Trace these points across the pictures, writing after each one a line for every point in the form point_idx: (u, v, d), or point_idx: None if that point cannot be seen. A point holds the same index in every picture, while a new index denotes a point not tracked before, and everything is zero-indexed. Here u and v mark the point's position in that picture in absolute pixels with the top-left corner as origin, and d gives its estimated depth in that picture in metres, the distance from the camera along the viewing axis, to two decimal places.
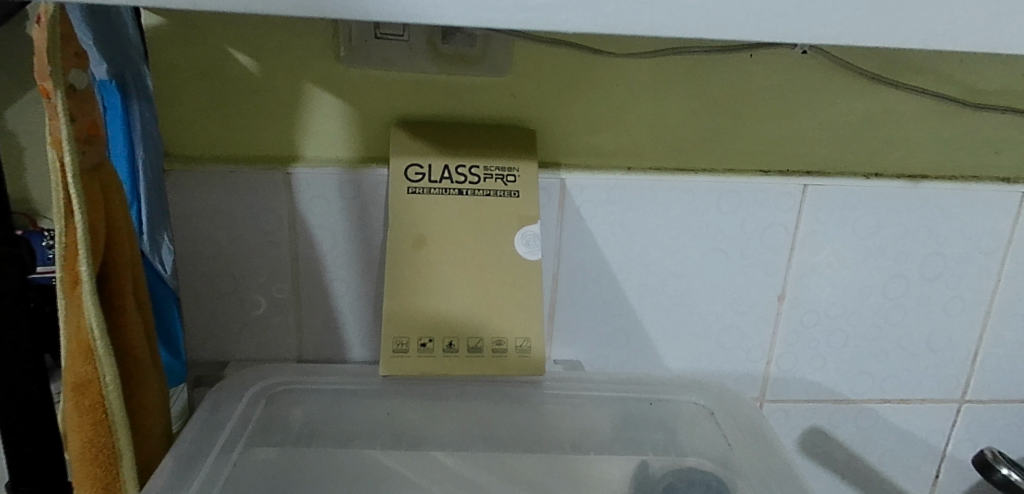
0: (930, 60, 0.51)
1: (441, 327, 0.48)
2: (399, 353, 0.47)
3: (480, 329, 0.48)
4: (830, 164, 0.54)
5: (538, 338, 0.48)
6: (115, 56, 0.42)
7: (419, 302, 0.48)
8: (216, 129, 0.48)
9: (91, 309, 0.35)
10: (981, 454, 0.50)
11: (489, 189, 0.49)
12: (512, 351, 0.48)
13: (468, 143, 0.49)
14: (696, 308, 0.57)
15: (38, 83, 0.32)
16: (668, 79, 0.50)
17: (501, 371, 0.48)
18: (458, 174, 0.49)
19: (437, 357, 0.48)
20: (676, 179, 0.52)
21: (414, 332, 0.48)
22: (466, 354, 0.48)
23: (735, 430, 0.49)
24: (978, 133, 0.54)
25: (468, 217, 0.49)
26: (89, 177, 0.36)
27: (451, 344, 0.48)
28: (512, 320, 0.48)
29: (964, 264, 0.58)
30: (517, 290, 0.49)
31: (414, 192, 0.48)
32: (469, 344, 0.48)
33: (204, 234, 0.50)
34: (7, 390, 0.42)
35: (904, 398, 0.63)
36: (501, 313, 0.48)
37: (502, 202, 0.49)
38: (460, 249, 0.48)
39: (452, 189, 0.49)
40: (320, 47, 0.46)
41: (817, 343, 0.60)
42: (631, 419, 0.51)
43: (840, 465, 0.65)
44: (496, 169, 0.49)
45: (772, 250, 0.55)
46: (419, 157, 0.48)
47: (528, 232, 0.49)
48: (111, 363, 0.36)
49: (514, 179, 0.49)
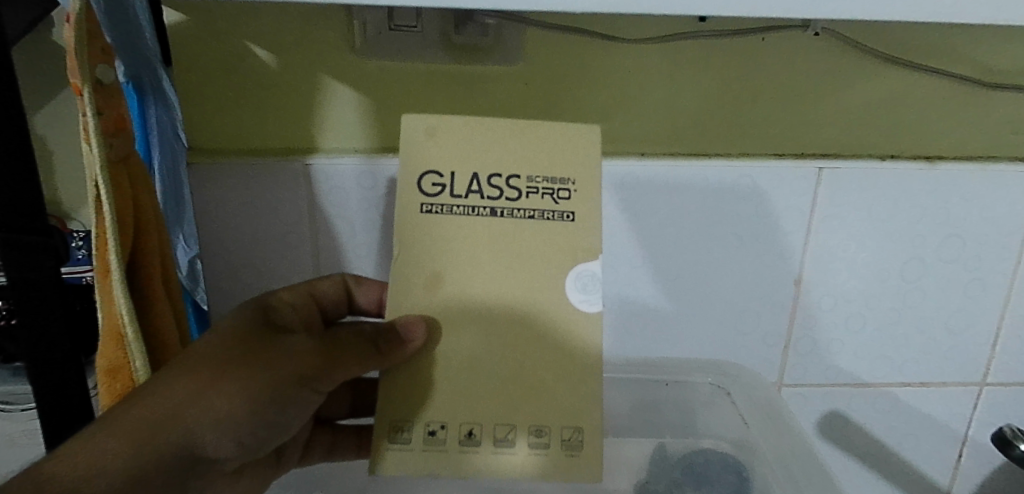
0: (945, 41, 0.51)
1: (460, 410, 0.35)
2: (398, 445, 0.35)
3: (512, 414, 0.35)
4: (844, 148, 0.54)
5: (595, 429, 0.35)
6: (133, 58, 0.41)
7: (427, 370, 0.35)
8: (233, 122, 0.50)
9: (122, 299, 0.36)
10: (999, 430, 0.43)
11: (534, 208, 0.34)
12: (556, 446, 0.35)
13: (508, 140, 0.34)
14: (712, 295, 0.58)
15: (70, 80, 0.34)
16: (681, 65, 0.50)
17: (546, 475, 0.35)
18: (491, 186, 0.34)
19: (448, 452, 0.35)
20: (691, 163, 0.53)
21: (421, 415, 0.35)
22: (491, 448, 0.35)
23: (751, 408, 0.49)
24: (993, 114, 0.54)
25: (504, 246, 0.34)
26: (118, 169, 0.37)
27: (471, 433, 0.35)
28: (556, 403, 0.35)
29: (983, 247, 0.57)
30: (571, 363, 0.35)
31: (431, 210, 0.34)
32: (496, 435, 0.35)
33: (227, 226, 0.52)
34: (55, 388, 0.41)
35: (923, 381, 0.62)
36: (537, 393, 0.35)
37: (550, 229, 0.34)
38: (486, 298, 0.34)
39: (482, 206, 0.34)
40: (335, 40, 0.48)
41: (835, 326, 0.60)
42: (649, 401, 0.52)
43: (861, 449, 0.65)
44: (545, 182, 0.34)
45: (788, 233, 0.55)
46: (440, 162, 0.34)
47: (585, 271, 0.34)
48: (140, 350, 0.38)
49: (567, 195, 0.34)
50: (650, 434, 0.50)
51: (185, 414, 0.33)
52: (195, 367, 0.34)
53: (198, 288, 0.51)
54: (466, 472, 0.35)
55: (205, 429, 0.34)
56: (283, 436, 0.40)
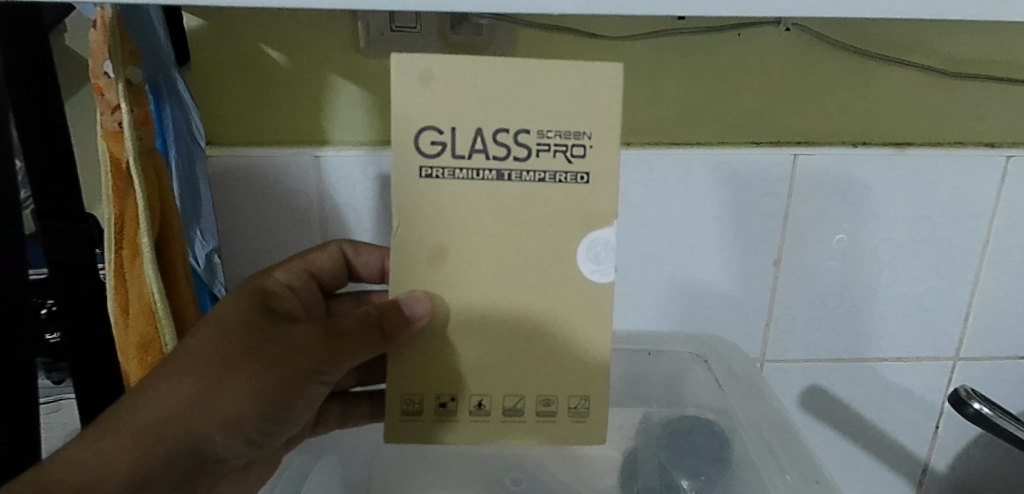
0: (910, 34, 0.55)
1: (471, 384, 0.38)
2: (411, 416, 0.38)
3: (522, 386, 0.38)
4: (818, 135, 0.58)
5: (602, 399, 0.38)
6: (151, 63, 0.44)
7: (438, 349, 0.37)
8: (250, 119, 0.53)
9: (153, 277, 0.41)
10: (954, 391, 0.47)
11: (545, 168, 0.34)
12: (563, 413, 0.38)
13: (512, 90, 0.33)
14: (695, 275, 0.61)
15: (93, 80, 0.38)
16: (664, 59, 0.54)
17: (553, 439, 0.39)
18: (497, 143, 0.34)
19: (461, 422, 0.38)
20: (673, 152, 0.56)
21: (432, 389, 0.38)
22: (501, 418, 0.38)
23: (723, 370, 0.56)
24: (959, 101, 0.58)
25: (511, 214, 0.35)
26: (145, 160, 0.41)
27: (481, 404, 0.38)
28: (563, 375, 0.38)
29: (954, 227, 0.61)
30: (574, 340, 0.37)
31: (430, 173, 0.34)
32: (505, 406, 0.38)
33: (242, 215, 0.56)
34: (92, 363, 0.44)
35: (900, 356, 0.66)
36: (544, 367, 0.38)
37: (563, 190, 0.34)
38: (495, 271, 0.36)
39: (487, 168, 0.34)
40: (342, 41, 0.52)
41: (814, 304, 0.63)
42: (636, 370, 0.57)
43: (841, 422, 0.69)
44: (557, 137, 0.34)
45: (767, 217, 0.59)
46: (440, 117, 0.33)
47: (599, 241, 0.35)
48: (169, 325, 0.42)
49: (581, 154, 0.34)
50: (638, 403, 0.55)
51: (189, 414, 0.35)
52: (199, 367, 0.36)
53: (217, 282, 0.54)
54: (476, 440, 0.39)
55: (209, 428, 0.36)
56: (294, 425, 0.43)
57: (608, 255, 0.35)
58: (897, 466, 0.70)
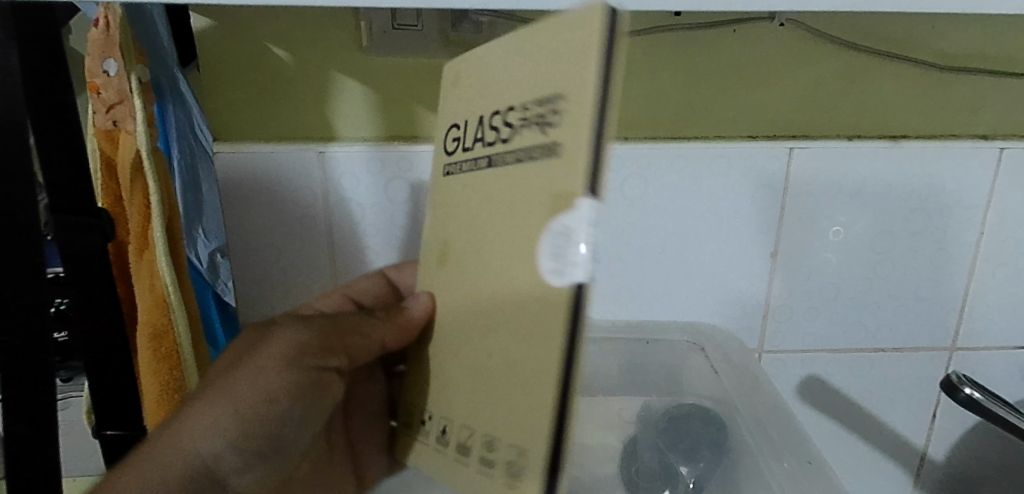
0: (903, 28, 0.56)
1: (440, 402, 0.34)
2: (406, 430, 0.37)
3: (474, 418, 0.30)
4: (814, 128, 0.59)
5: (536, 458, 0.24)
6: (154, 61, 0.45)
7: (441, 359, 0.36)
8: (256, 116, 0.55)
9: (167, 266, 0.43)
10: (945, 377, 0.48)
11: (521, 148, 0.25)
12: (502, 471, 0.27)
13: (501, 69, 0.28)
14: (694, 267, 0.62)
15: (88, 80, 0.41)
16: (661, 56, 0.55)
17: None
18: (491, 126, 0.28)
19: (428, 445, 0.34)
20: (671, 146, 0.57)
21: (419, 403, 0.36)
22: (455, 453, 0.31)
23: (720, 358, 0.57)
24: (952, 94, 0.59)
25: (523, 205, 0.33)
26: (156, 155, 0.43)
27: (444, 431, 0.33)
28: (506, 418, 0.27)
29: (948, 220, 0.61)
30: (513, 384, 0.26)
31: (450, 170, 0.33)
32: (459, 440, 0.31)
33: (250, 211, 0.57)
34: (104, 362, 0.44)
35: (897, 346, 0.67)
36: (497, 401, 0.28)
37: (537, 171, 0.24)
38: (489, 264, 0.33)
39: (483, 156, 0.29)
40: (344, 38, 0.53)
41: (812, 295, 0.64)
42: (638, 364, 0.59)
43: (839, 411, 0.70)
44: (533, 105, 0.24)
45: (764, 209, 0.60)
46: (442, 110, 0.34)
47: (560, 229, 0.22)
48: (182, 312, 0.45)
49: (557, 117, 0.23)
50: (638, 390, 0.59)
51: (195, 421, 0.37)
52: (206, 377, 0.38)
53: (219, 281, 0.54)
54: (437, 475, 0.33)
55: (215, 432, 0.37)
56: (309, 429, 0.42)
57: (574, 251, 0.22)
58: (896, 455, 0.71)
